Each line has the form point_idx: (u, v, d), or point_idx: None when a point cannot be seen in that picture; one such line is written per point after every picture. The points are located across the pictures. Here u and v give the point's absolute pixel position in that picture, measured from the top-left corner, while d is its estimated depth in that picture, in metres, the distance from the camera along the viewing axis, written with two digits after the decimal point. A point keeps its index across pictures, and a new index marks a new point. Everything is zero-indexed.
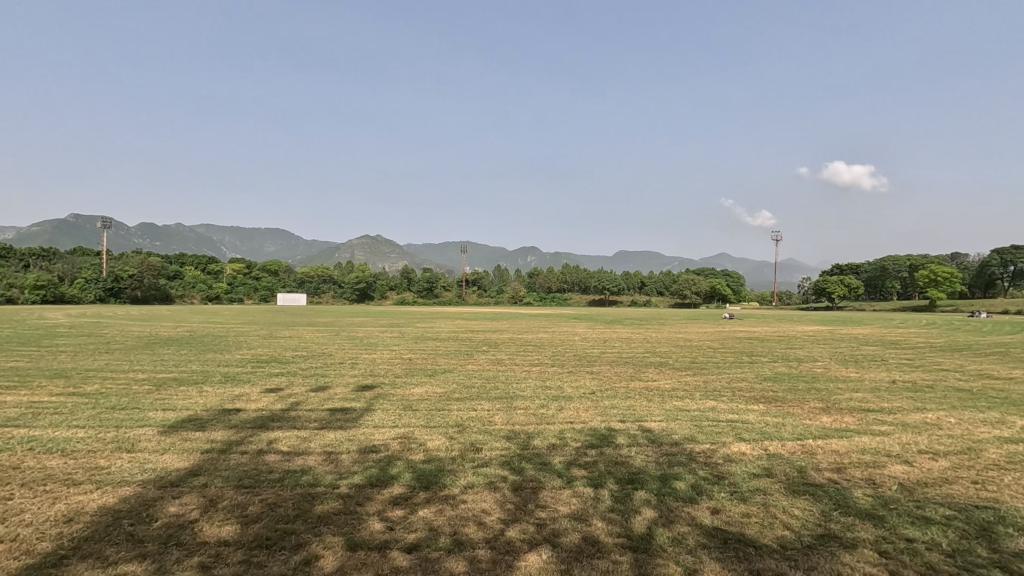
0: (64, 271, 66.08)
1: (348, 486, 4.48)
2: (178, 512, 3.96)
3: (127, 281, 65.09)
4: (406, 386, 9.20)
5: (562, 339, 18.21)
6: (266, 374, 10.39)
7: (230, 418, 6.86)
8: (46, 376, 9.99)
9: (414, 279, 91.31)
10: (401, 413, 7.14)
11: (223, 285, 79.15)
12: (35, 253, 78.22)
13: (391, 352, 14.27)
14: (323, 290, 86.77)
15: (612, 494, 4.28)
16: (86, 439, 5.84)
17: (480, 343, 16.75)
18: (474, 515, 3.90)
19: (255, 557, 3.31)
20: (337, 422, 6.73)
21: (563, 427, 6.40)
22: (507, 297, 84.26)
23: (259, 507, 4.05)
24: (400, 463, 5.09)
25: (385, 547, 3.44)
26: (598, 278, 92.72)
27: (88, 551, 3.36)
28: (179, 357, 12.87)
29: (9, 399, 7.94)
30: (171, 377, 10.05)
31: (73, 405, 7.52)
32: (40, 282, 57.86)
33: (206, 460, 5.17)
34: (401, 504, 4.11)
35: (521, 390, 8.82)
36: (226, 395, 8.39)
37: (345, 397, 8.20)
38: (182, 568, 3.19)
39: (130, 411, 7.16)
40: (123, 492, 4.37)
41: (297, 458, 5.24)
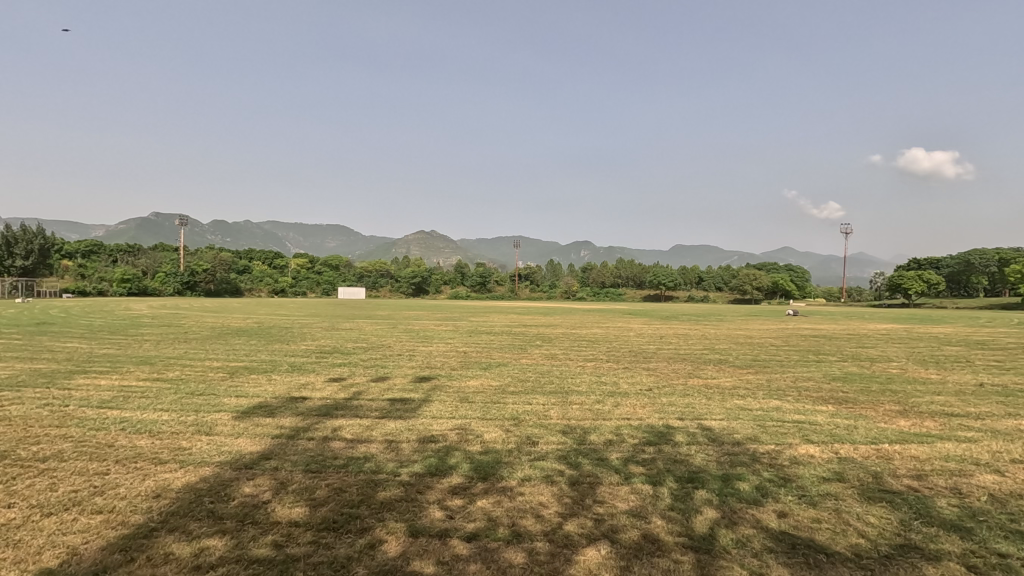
0: (146, 266, 71.37)
1: (408, 474, 4.62)
2: (252, 493, 4.21)
3: (201, 275, 69.74)
4: (462, 378, 9.36)
5: (617, 335, 17.92)
6: (330, 365, 10.83)
7: (296, 406, 7.19)
8: (134, 362, 10.80)
9: (468, 274, 92.40)
10: (457, 405, 7.26)
11: (287, 278, 83.17)
12: (122, 249, 84.95)
13: (447, 345, 14.55)
14: (381, 284, 89.26)
15: (672, 492, 4.20)
16: (169, 422, 6.28)
17: (533, 338, 16.76)
18: (532, 508, 3.93)
19: (324, 539, 3.46)
20: (397, 411, 6.95)
21: (620, 423, 6.32)
22: (559, 291, 84.00)
23: (326, 492, 4.24)
24: (458, 453, 5.19)
25: (445, 535, 3.52)
26: (653, 273, 90.68)
27: (175, 525, 3.63)
28: (249, 347, 13.61)
29: (104, 382, 8.67)
30: (244, 365, 10.65)
31: (158, 390, 8.12)
32: (126, 277, 62.78)
33: (277, 445, 5.46)
34: (459, 494, 4.19)
35: (576, 385, 8.80)
36: (294, 383, 8.83)
37: (404, 388, 8.45)
38: (257, 544, 3.38)
39: (208, 397, 7.66)
40: (203, 471, 4.68)
41: (360, 446, 5.44)
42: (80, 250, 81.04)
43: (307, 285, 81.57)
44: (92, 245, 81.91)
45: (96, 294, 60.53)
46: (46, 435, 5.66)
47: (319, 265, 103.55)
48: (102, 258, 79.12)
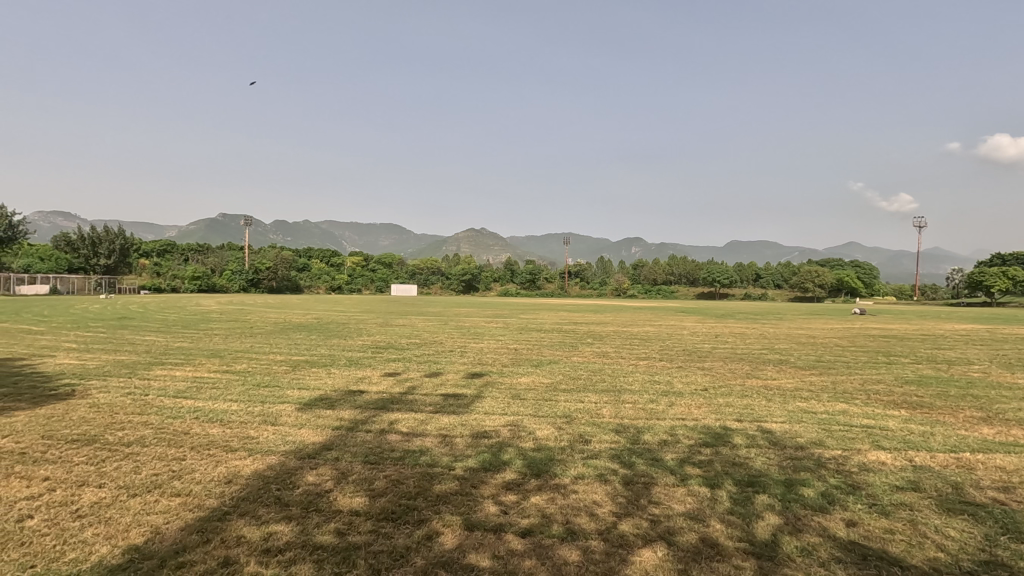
0: (215, 263, 75.71)
1: (463, 468, 4.70)
2: (315, 481, 4.39)
3: (264, 272, 73.33)
4: (514, 375, 9.43)
5: (669, 333, 17.54)
6: (385, 359, 11.17)
7: (355, 399, 7.44)
8: (205, 355, 11.48)
9: (517, 271, 92.73)
10: (509, 402, 7.31)
11: (343, 276, 86.19)
12: (193, 248, 90.47)
13: (498, 342, 14.69)
14: (432, 281, 90.84)
15: (731, 496, 4.08)
16: (238, 412, 6.64)
17: (583, 335, 16.64)
18: (586, 506, 3.91)
19: (383, 528, 3.57)
20: (450, 406, 7.08)
21: (675, 424, 6.19)
22: (610, 289, 82.95)
23: (384, 483, 4.37)
24: (511, 449, 5.24)
25: (500, 529, 3.56)
26: (707, 270, 88.08)
27: (245, 509, 3.83)
28: (309, 342, 14.19)
29: (180, 373, 9.30)
30: (305, 359, 11.14)
31: (228, 381, 8.62)
32: (197, 274, 66.80)
33: (337, 436, 5.67)
34: (512, 489, 4.22)
35: (629, 383, 8.68)
36: (352, 377, 9.16)
37: (457, 384, 8.60)
38: (321, 531, 3.52)
39: (273, 388, 8.06)
40: (270, 459, 4.93)
41: (415, 439, 5.57)
42: (156, 250, 86.80)
43: (362, 283, 84.17)
44: (166, 245, 87.55)
45: (170, 291, 64.74)
46: (130, 422, 6.11)
47: (373, 263, 106.49)
48: (175, 258, 84.44)
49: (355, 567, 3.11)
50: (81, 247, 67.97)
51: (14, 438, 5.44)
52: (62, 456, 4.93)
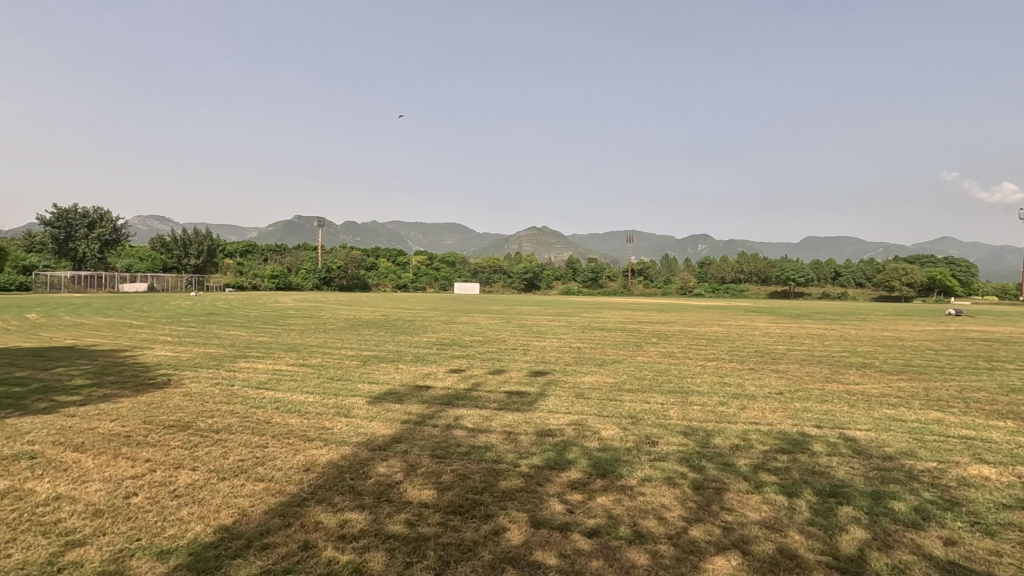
0: (291, 263, 80.12)
1: (528, 465, 4.72)
2: (386, 473, 4.54)
3: (336, 271, 76.74)
4: (577, 374, 9.36)
5: (740, 334, 16.81)
6: (449, 356, 11.40)
7: (421, 394, 7.64)
8: (283, 349, 12.17)
9: (579, 269, 91.92)
10: (573, 400, 7.27)
11: (409, 275, 88.67)
12: (272, 249, 96.03)
13: (560, 340, 14.64)
14: (494, 279, 91.79)
15: (811, 506, 3.85)
16: (314, 403, 6.99)
17: (648, 335, 16.28)
18: (654, 508, 3.83)
19: (451, 521, 3.64)
20: (514, 403, 7.13)
21: (747, 428, 5.93)
22: (675, 287, 80.64)
23: (452, 477, 4.46)
24: (576, 448, 5.20)
25: (566, 528, 3.55)
26: (781, 267, 83.68)
27: (321, 497, 4.02)
28: (377, 338, 14.71)
29: (261, 365, 9.92)
30: (374, 354, 11.56)
31: (304, 374, 9.10)
32: (275, 273, 70.89)
33: (406, 430, 5.84)
34: (578, 489, 4.19)
35: (697, 385, 8.39)
36: (418, 373, 9.41)
37: (520, 381, 8.64)
38: (392, 521, 3.64)
39: (345, 382, 8.42)
40: (344, 450, 5.15)
41: (481, 435, 5.65)
42: (239, 250, 92.89)
43: (427, 281, 86.27)
44: (248, 245, 93.44)
45: (251, 289, 69.10)
46: (219, 410, 6.59)
47: (436, 262, 108.91)
48: (256, 258, 90.01)
49: (424, 558, 3.19)
50: (175, 248, 74.06)
51: (121, 422, 5.99)
52: (160, 440, 5.37)
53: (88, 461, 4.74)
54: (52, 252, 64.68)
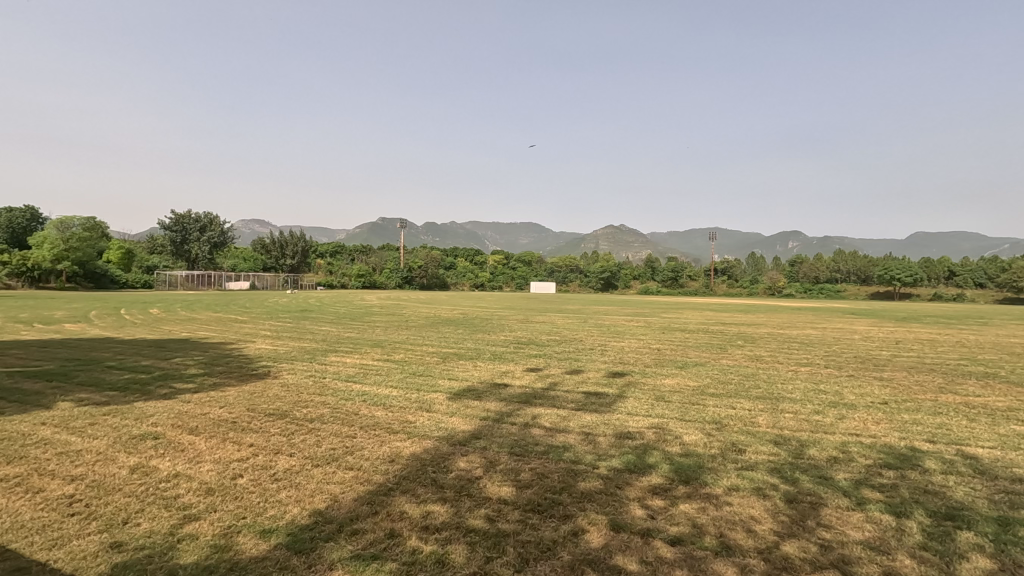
0: (376, 263, 83.91)
1: (607, 467, 4.65)
2: (466, 468, 4.65)
3: (416, 271, 79.51)
4: (657, 376, 9.11)
5: (837, 338, 15.62)
6: (526, 355, 11.48)
7: (499, 392, 7.74)
8: (369, 344, 12.79)
9: (658, 269, 89.24)
10: (653, 403, 7.07)
11: (486, 274, 90.19)
12: (358, 249, 101.11)
13: (640, 341, 14.30)
14: (570, 279, 91.48)
15: (923, 528, 3.51)
16: (398, 397, 7.28)
17: (734, 337, 15.54)
18: (741, 520, 3.64)
19: (530, 519, 3.66)
20: (592, 404, 7.05)
21: (846, 439, 5.50)
22: (762, 287, 76.53)
23: (530, 475, 4.48)
24: (657, 452, 5.06)
25: (648, 534, 3.45)
26: (884, 266, 76.76)
27: (406, 487, 4.18)
28: (457, 336, 15.06)
29: (349, 360, 10.48)
30: (454, 352, 11.85)
31: (388, 369, 9.50)
32: (361, 272, 74.81)
33: (485, 427, 5.94)
34: (659, 494, 4.07)
35: (789, 392, 7.89)
36: (496, 371, 9.54)
37: (598, 382, 8.52)
38: (472, 516, 3.71)
39: (426, 378, 8.70)
40: (426, 443, 5.32)
41: (558, 435, 5.64)
42: (329, 251, 98.75)
43: (503, 280, 87.39)
44: (337, 246, 99.06)
45: (340, 288, 73.32)
46: (312, 401, 7.03)
47: (513, 261, 110.10)
48: (344, 258, 95.35)
49: (504, 554, 3.22)
50: (273, 249, 79.98)
51: (228, 409, 6.55)
52: (262, 427, 5.82)
53: (201, 443, 5.22)
54: (170, 253, 72.09)
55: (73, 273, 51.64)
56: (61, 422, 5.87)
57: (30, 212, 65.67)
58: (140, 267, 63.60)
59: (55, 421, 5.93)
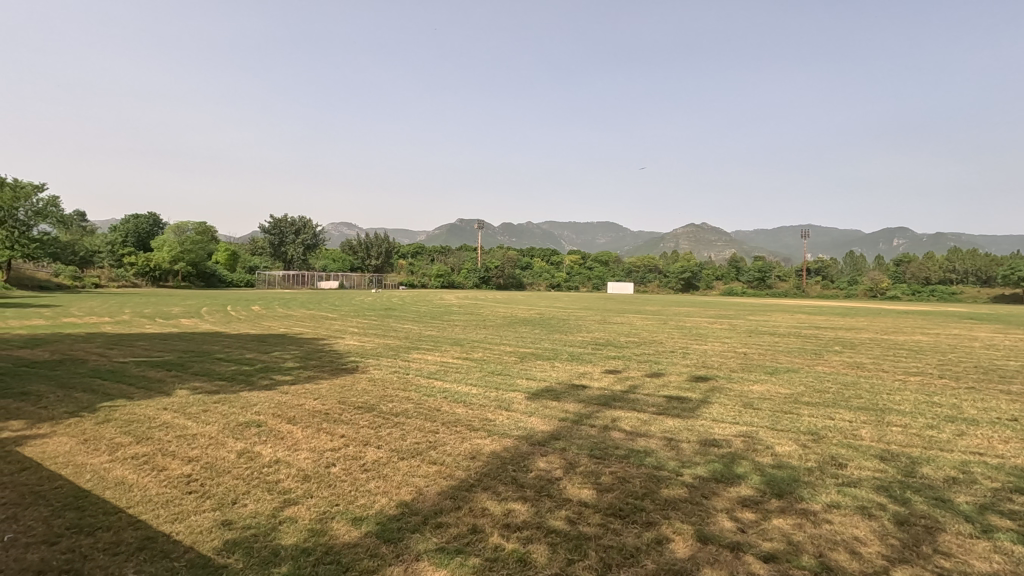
0: (455, 263, 86.12)
1: (692, 475, 4.47)
2: (546, 468, 4.65)
3: (494, 271, 80.80)
4: (745, 381, 8.66)
5: (953, 345, 14.13)
6: (604, 356, 11.32)
7: (578, 393, 7.69)
8: (449, 343, 13.14)
9: (744, 269, 84.86)
10: (740, 410, 6.71)
11: (563, 274, 90.00)
12: (438, 250, 104.27)
13: (725, 344, 13.68)
14: (648, 278, 89.20)
15: None
16: (477, 395, 7.42)
17: (830, 342, 14.47)
18: (844, 540, 3.37)
19: (612, 524, 3.59)
20: (675, 409, 6.83)
21: (967, 459, 4.94)
22: (862, 288, 70.72)
23: (611, 479, 4.40)
24: (746, 462, 4.80)
25: (738, 548, 3.29)
26: (1011, 265, 68.35)
27: (487, 484, 4.25)
28: (534, 336, 15.11)
29: (430, 357, 10.82)
30: (531, 352, 11.90)
31: (468, 367, 9.72)
32: (441, 272, 77.16)
33: (564, 428, 5.91)
34: (749, 506, 3.86)
35: (896, 403, 7.21)
36: (574, 371, 9.48)
37: (681, 386, 8.24)
38: (553, 516, 3.70)
39: (505, 377, 8.80)
40: (505, 442, 5.38)
41: (640, 439, 5.50)
42: (411, 251, 102.77)
43: (580, 279, 86.70)
44: (418, 247, 102.94)
45: (421, 287, 75.97)
46: (397, 395, 7.33)
47: (589, 261, 109.08)
48: (424, 258, 98.77)
49: (586, 557, 3.19)
50: (360, 251, 84.36)
51: (322, 401, 6.97)
52: (351, 419, 6.13)
53: (298, 432, 5.59)
54: (270, 254, 78.00)
55: (188, 272, 57.21)
56: (179, 408, 6.50)
57: (154, 219, 73.66)
58: (244, 267, 69.35)
59: (175, 407, 6.57)
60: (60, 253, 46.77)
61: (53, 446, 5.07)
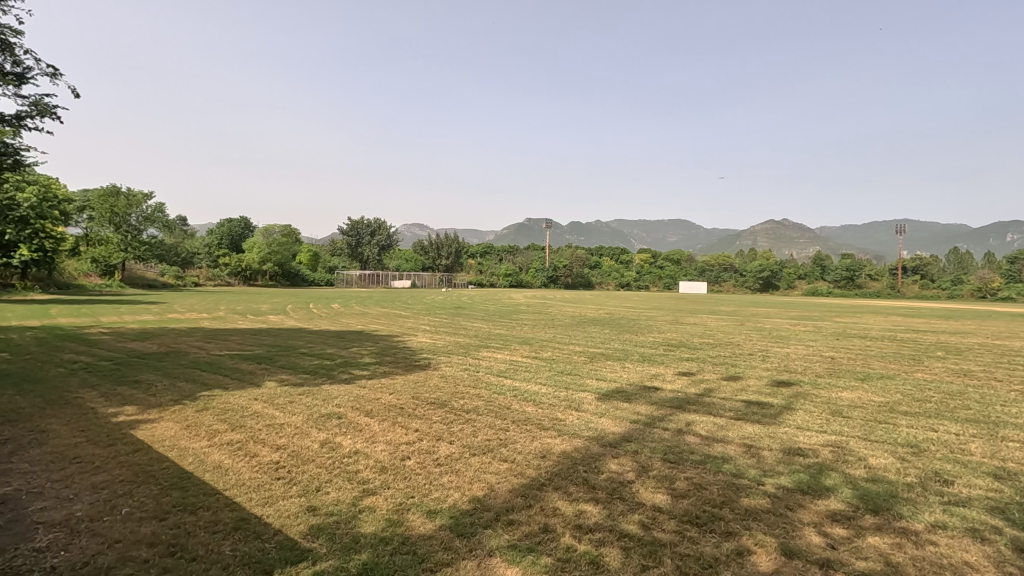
0: (522, 263, 86.60)
1: (775, 485, 4.23)
2: (617, 470, 4.56)
3: (561, 270, 80.42)
4: (833, 388, 8.09)
5: None
6: (677, 358, 10.95)
7: (650, 395, 7.49)
8: (518, 341, 13.20)
9: (829, 267, 79.43)
10: (828, 418, 6.27)
11: (632, 273, 88.18)
12: (506, 250, 105.20)
13: (809, 348, 12.85)
14: (723, 277, 85.52)
15: None
16: (546, 395, 7.40)
17: (931, 347, 13.20)
18: (952, 564, 3.07)
19: (688, 531, 3.47)
20: (755, 414, 6.49)
21: None
22: (968, 287, 64.26)
23: (686, 485, 4.25)
24: (836, 474, 4.48)
25: (827, 565, 3.08)
26: None
27: (558, 484, 4.23)
28: (603, 336, 14.87)
29: (499, 355, 10.93)
30: (601, 352, 11.72)
31: (537, 366, 9.71)
32: (508, 272, 77.84)
33: (636, 430, 5.78)
34: (841, 521, 3.60)
35: (1013, 416, 6.47)
36: (646, 373, 9.23)
37: (760, 391, 7.83)
38: (626, 520, 3.63)
39: (575, 377, 8.72)
40: (576, 442, 5.33)
41: (716, 445, 5.27)
42: (480, 251, 104.47)
43: (650, 279, 84.54)
44: (486, 247, 104.42)
45: (489, 286, 77.01)
46: (468, 393, 7.46)
47: (660, 260, 106.17)
48: (492, 258, 99.93)
49: (661, 564, 3.09)
50: (430, 251, 86.76)
51: (397, 396, 7.21)
52: (425, 414, 6.31)
53: (375, 425, 5.82)
54: (347, 255, 81.81)
55: (274, 272, 61.06)
56: (268, 399, 6.96)
57: (245, 223, 79.31)
58: (324, 267, 73.17)
59: (264, 397, 7.04)
60: (165, 254, 51.33)
61: (162, 430, 5.58)
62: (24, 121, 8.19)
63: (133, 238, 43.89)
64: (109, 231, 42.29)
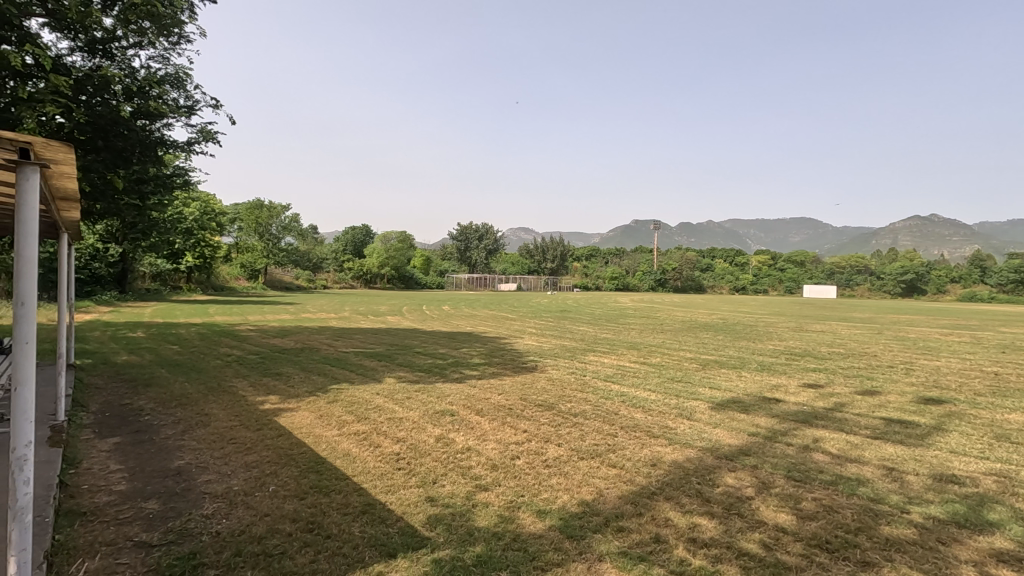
0: (630, 266, 84.59)
1: (922, 515, 3.77)
2: (735, 485, 4.32)
3: (671, 273, 77.35)
4: (998, 408, 6.99)
5: None
6: (802, 368, 10.09)
7: (771, 407, 6.99)
8: (626, 346, 12.91)
9: (993, 268, 68.62)
10: (991, 444, 5.43)
11: (750, 276, 82.53)
12: (612, 253, 103.52)
13: (966, 362, 11.20)
14: (856, 281, 77.41)
15: None
16: (656, 402, 7.18)
17: None
18: None
19: (817, 557, 3.20)
20: (896, 434, 5.82)
21: None
22: None
23: (814, 506, 3.92)
24: (1002, 509, 3.87)
25: None
26: None
27: (669, 495, 4.10)
28: (717, 343, 14.08)
29: (606, 360, 10.78)
30: (715, 359, 11.12)
31: (645, 372, 9.46)
32: (614, 275, 76.54)
33: (755, 443, 5.43)
34: (1009, 563, 3.11)
35: None
36: (766, 383, 8.62)
37: (903, 408, 6.98)
38: (745, 538, 3.43)
39: (686, 385, 8.38)
40: (689, 452, 5.12)
41: (850, 465, 4.80)
42: (586, 254, 103.94)
43: (770, 283, 78.55)
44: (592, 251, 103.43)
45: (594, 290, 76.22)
46: (576, 396, 7.45)
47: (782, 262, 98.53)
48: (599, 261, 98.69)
49: None
50: (536, 254, 87.79)
51: (505, 396, 7.40)
52: (533, 416, 6.41)
53: (486, 424, 6.03)
54: (457, 259, 85.18)
55: (392, 275, 65.18)
56: (388, 394, 7.47)
57: (367, 231, 85.65)
58: (435, 270, 76.87)
59: (385, 392, 7.57)
60: (300, 260, 56.88)
61: (300, 418, 6.21)
62: (193, 147, 9.54)
63: (274, 246, 49.19)
64: (255, 239, 47.82)
